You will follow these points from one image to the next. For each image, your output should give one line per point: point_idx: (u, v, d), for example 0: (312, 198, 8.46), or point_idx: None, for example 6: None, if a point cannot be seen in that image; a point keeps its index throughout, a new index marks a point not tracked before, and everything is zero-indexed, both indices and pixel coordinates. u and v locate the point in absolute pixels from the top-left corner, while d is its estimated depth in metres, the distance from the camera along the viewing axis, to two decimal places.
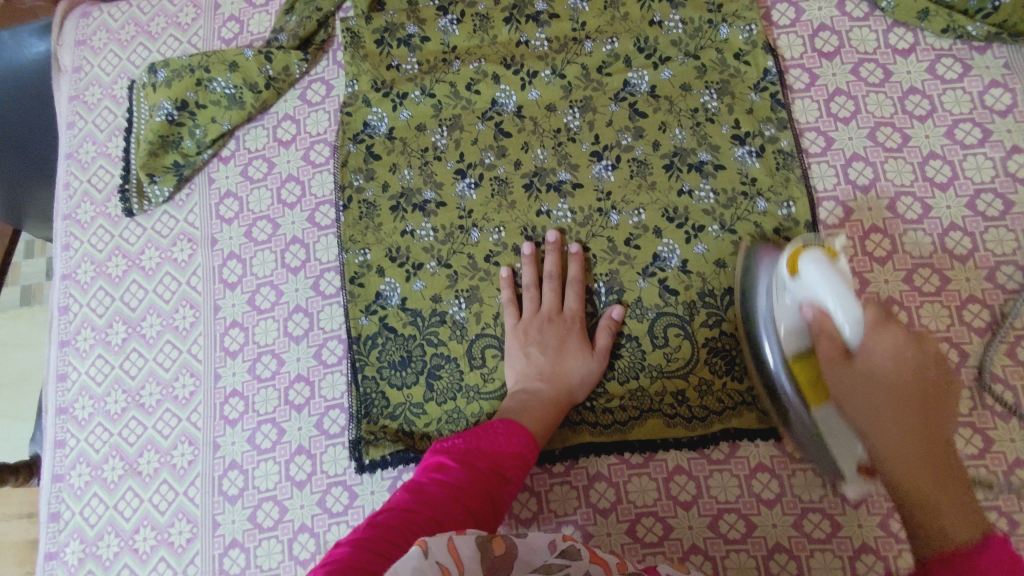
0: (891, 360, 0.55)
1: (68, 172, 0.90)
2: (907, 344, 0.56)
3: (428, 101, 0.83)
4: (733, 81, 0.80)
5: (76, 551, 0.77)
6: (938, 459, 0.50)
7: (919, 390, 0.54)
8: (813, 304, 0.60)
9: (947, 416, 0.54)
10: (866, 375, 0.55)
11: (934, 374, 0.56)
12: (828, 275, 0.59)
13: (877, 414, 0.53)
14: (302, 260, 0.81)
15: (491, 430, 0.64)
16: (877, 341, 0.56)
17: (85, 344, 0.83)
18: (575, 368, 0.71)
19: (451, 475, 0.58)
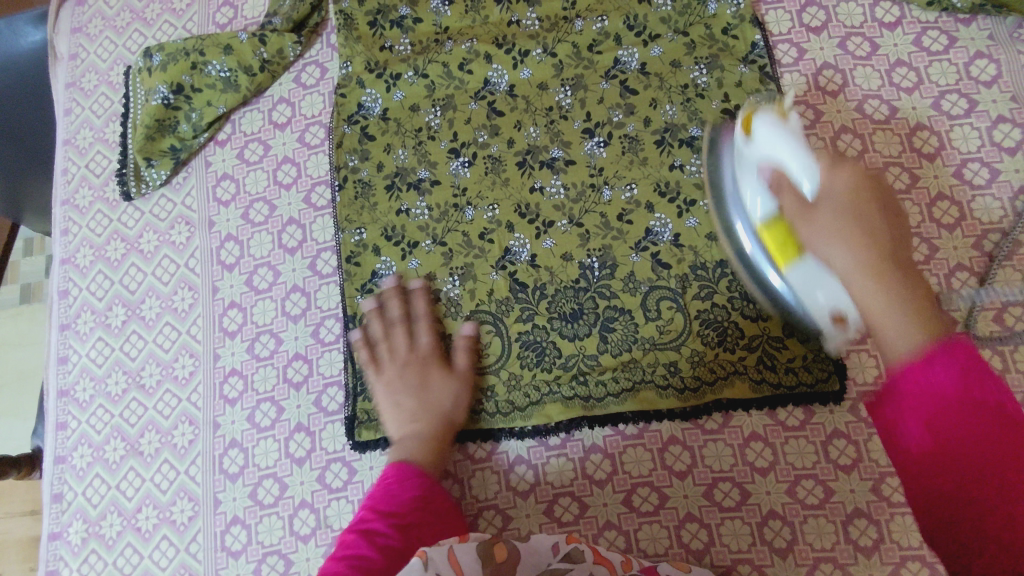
0: (847, 187, 0.55)
1: (66, 158, 0.90)
2: (864, 177, 0.56)
3: (421, 81, 0.84)
4: (722, 57, 0.80)
5: (79, 531, 0.77)
6: (910, 279, 0.50)
7: (879, 217, 0.54)
8: (771, 161, 0.60)
9: (906, 241, 0.55)
10: (828, 199, 0.55)
11: (891, 209, 0.56)
12: (778, 132, 0.60)
13: (836, 238, 0.53)
14: (298, 240, 0.82)
15: (384, 488, 0.64)
16: (836, 177, 0.56)
17: (85, 327, 0.84)
18: (441, 394, 0.73)
19: (359, 539, 0.57)
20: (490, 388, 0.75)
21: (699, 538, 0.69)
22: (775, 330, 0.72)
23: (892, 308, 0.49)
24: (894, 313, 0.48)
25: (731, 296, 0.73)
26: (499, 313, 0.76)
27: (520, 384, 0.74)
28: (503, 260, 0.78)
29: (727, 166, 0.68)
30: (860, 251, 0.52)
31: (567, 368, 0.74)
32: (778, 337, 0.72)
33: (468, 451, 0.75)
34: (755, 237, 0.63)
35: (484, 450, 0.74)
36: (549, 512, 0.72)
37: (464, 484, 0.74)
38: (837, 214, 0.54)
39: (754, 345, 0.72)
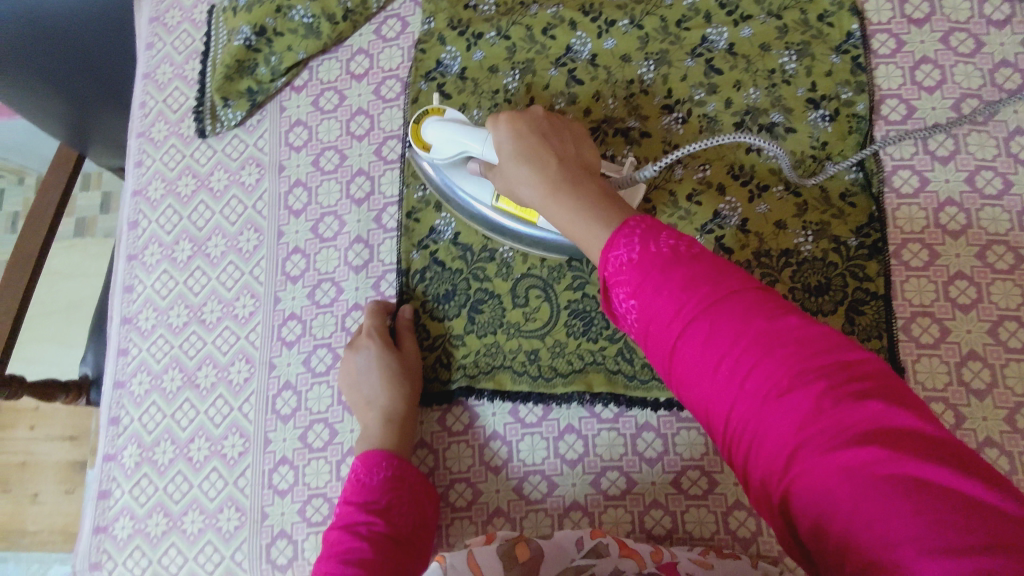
0: (511, 139, 0.57)
1: (144, 91, 0.91)
2: (519, 117, 0.59)
3: (502, 43, 0.83)
4: (814, 44, 0.78)
5: (133, 454, 0.80)
6: (583, 184, 0.54)
7: (571, 163, 0.56)
8: (465, 158, 0.65)
9: (576, 146, 0.59)
10: (506, 163, 0.58)
11: (562, 135, 0.59)
12: (446, 126, 0.65)
13: (578, 220, 0.51)
14: (366, 192, 0.83)
15: (355, 480, 0.67)
16: (500, 134, 0.58)
17: (151, 259, 0.86)
18: (381, 368, 0.72)
19: (347, 535, 0.62)
20: (534, 351, 0.74)
21: (746, 527, 0.69)
22: (834, 327, 0.71)
23: (591, 235, 0.50)
24: (582, 224, 0.51)
25: (793, 286, 0.72)
26: (550, 279, 0.75)
27: (564, 351, 0.74)
28: None
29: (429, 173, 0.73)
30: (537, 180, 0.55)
31: (613, 340, 0.73)
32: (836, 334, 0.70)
33: (518, 415, 0.74)
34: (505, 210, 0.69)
35: (535, 414, 0.74)
36: (595, 485, 0.72)
37: (511, 447, 0.74)
38: (516, 160, 0.56)
39: None
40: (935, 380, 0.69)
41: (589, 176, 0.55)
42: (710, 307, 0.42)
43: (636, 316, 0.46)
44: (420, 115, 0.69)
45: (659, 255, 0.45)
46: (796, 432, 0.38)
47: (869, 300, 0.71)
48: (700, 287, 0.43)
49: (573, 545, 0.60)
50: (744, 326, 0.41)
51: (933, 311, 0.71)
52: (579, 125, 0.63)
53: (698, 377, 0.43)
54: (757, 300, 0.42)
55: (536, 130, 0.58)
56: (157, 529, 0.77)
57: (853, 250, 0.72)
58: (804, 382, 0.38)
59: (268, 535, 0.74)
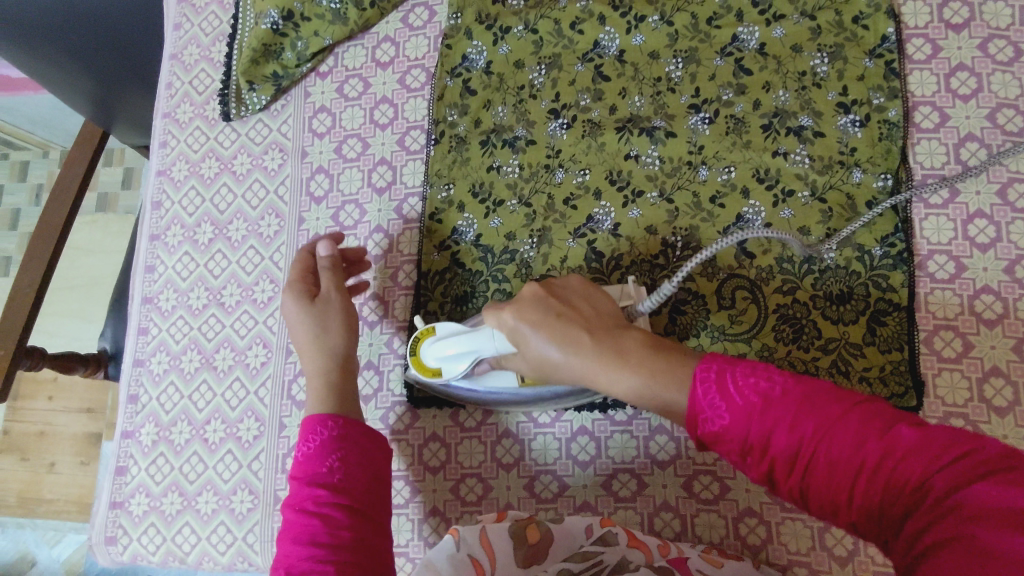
0: (519, 320, 0.56)
1: (171, 72, 0.92)
2: (520, 298, 0.57)
3: (530, 36, 0.82)
4: (848, 46, 0.77)
5: (150, 433, 0.81)
6: (621, 339, 0.52)
7: (593, 320, 0.55)
8: (474, 364, 0.64)
9: (586, 298, 0.58)
10: (534, 339, 0.55)
11: (569, 292, 0.58)
12: (439, 353, 0.65)
13: (635, 384, 0.50)
14: (388, 181, 0.82)
15: (302, 453, 0.61)
16: (507, 320, 0.57)
17: (173, 240, 0.86)
18: (300, 324, 0.70)
19: (301, 515, 0.56)
20: None
21: (756, 534, 0.68)
22: (854, 336, 0.70)
23: (652, 396, 0.49)
24: (639, 382, 0.50)
25: (815, 294, 0.71)
26: None
27: None
28: (584, 228, 0.76)
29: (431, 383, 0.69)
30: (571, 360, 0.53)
31: None
32: (856, 344, 0.70)
33: (531, 415, 0.74)
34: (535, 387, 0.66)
35: (548, 415, 0.74)
36: (606, 485, 0.72)
37: (523, 446, 0.74)
38: (538, 342, 0.55)
39: (829, 348, 0.70)
40: (955, 395, 0.68)
41: (619, 329, 0.54)
42: (821, 431, 0.41)
43: (752, 464, 0.45)
44: (413, 342, 0.69)
45: (749, 394, 0.44)
46: (924, 528, 0.36)
47: (891, 311, 0.70)
48: (805, 417, 0.42)
49: (582, 533, 0.61)
50: (857, 444, 0.40)
51: (956, 325, 0.70)
52: (577, 278, 0.61)
53: (835, 504, 0.41)
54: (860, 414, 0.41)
55: (549, 310, 0.56)
56: (172, 508, 0.78)
57: (877, 260, 0.71)
58: (928, 482, 0.37)
59: (280, 518, 0.75)
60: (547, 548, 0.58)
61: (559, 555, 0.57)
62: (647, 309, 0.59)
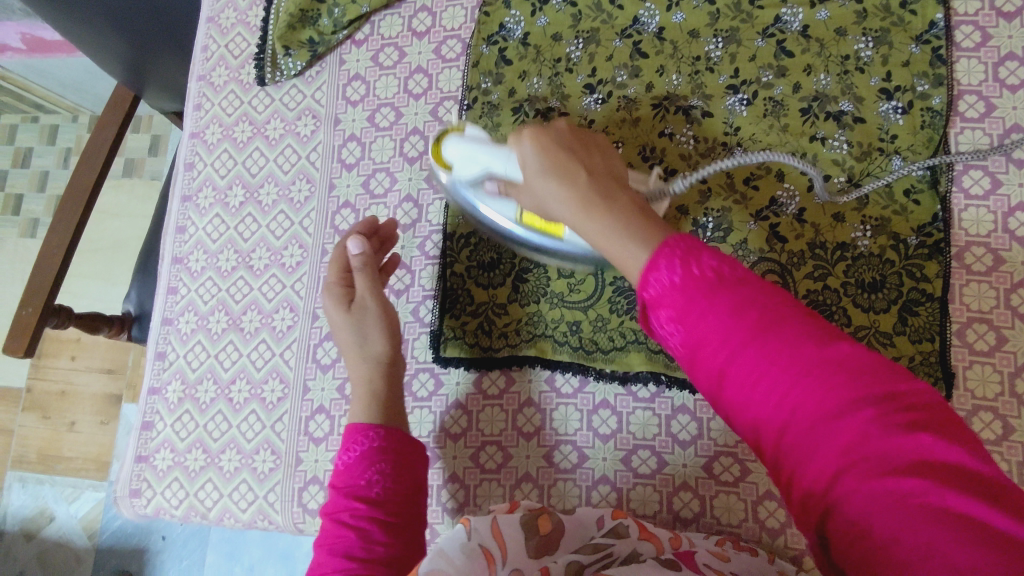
0: (532, 151, 0.54)
1: (207, 35, 0.92)
2: (543, 132, 0.56)
3: (568, 9, 0.81)
4: (894, 31, 0.75)
5: (177, 390, 0.82)
6: (621, 201, 0.49)
7: (604, 176, 0.52)
8: (485, 179, 0.65)
9: (603, 157, 0.56)
10: (530, 174, 0.54)
11: (591, 146, 0.56)
12: (467, 146, 0.65)
13: (619, 243, 0.46)
14: (420, 151, 0.82)
15: (344, 462, 0.65)
16: (522, 149, 0.55)
17: (205, 202, 0.87)
18: (342, 333, 0.72)
19: (340, 524, 0.61)
20: (575, 323, 0.74)
21: (775, 517, 0.68)
22: (885, 325, 0.69)
23: (625, 255, 0.46)
24: (628, 244, 0.46)
25: (846, 281, 0.70)
26: None
27: (606, 327, 0.73)
28: None
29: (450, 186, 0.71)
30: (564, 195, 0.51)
31: None
32: (886, 333, 0.69)
33: (554, 384, 0.74)
34: (535, 228, 0.68)
35: (571, 386, 0.74)
36: (626, 461, 0.72)
37: (545, 414, 0.74)
38: (540, 175, 0.53)
39: (859, 337, 0.69)
40: (986, 390, 0.67)
41: (620, 191, 0.51)
42: (766, 331, 0.39)
43: (673, 337, 0.43)
44: (440, 132, 0.70)
45: (705, 275, 0.42)
46: (850, 454, 0.36)
47: (924, 301, 0.69)
48: (753, 310, 0.40)
49: (593, 524, 0.60)
50: (799, 349, 0.38)
51: (991, 318, 0.69)
52: (605, 139, 0.60)
53: (748, 400, 0.39)
54: (812, 324, 0.40)
55: (563, 143, 0.55)
56: (195, 464, 0.79)
57: (912, 249, 0.70)
58: (860, 408, 0.36)
59: (301, 479, 0.76)
60: (558, 538, 0.55)
61: (569, 547, 0.56)
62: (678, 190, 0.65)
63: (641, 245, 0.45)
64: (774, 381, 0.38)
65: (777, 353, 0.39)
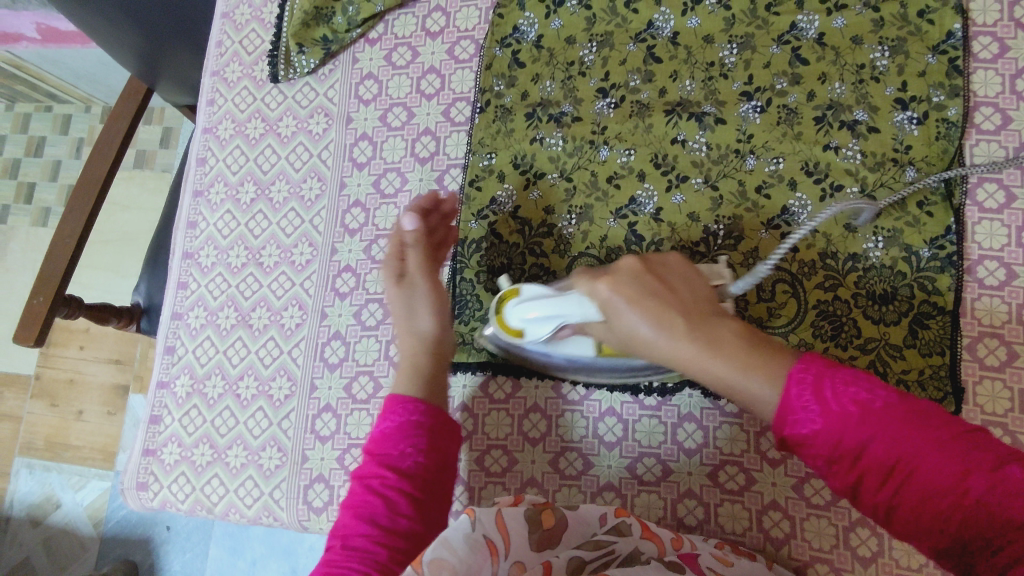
0: (619, 294, 0.53)
1: (222, 31, 0.92)
2: (615, 275, 0.54)
3: (583, 12, 0.81)
4: (911, 41, 0.74)
5: (185, 384, 0.82)
6: (730, 329, 0.50)
7: (696, 307, 0.51)
8: (557, 332, 0.62)
9: (685, 277, 0.55)
10: (615, 313, 0.53)
11: (670, 270, 0.55)
12: (528, 302, 0.63)
13: (745, 383, 0.47)
14: (431, 152, 0.82)
15: (382, 429, 0.63)
16: (600, 292, 0.54)
17: (216, 198, 0.87)
18: (394, 309, 0.71)
19: (365, 489, 0.59)
20: None
21: (780, 528, 0.68)
22: (895, 338, 0.69)
23: (755, 395, 0.46)
24: (750, 378, 0.46)
25: (857, 292, 0.70)
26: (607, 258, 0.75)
27: None
28: (626, 209, 0.76)
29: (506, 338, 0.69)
30: (669, 341, 0.50)
31: None
32: (896, 346, 0.68)
33: (561, 391, 0.75)
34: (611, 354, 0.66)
35: (577, 393, 0.74)
36: (631, 468, 0.72)
37: (551, 420, 0.74)
38: (633, 314, 0.52)
39: (868, 349, 0.69)
40: (995, 405, 0.67)
41: (718, 317, 0.51)
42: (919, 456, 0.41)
43: (837, 475, 0.44)
44: (497, 300, 0.67)
45: (846, 406, 0.43)
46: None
47: (935, 315, 0.69)
48: (907, 434, 0.42)
49: (595, 520, 0.59)
50: (960, 470, 0.40)
51: (1002, 333, 0.69)
52: (675, 257, 0.58)
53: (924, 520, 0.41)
54: (954, 432, 0.41)
55: (642, 285, 0.53)
56: (202, 459, 0.80)
57: (923, 261, 0.70)
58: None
59: (307, 477, 0.76)
60: (561, 532, 0.55)
61: (572, 541, 0.55)
62: (737, 290, 0.58)
63: (761, 378, 0.46)
64: (942, 504, 0.40)
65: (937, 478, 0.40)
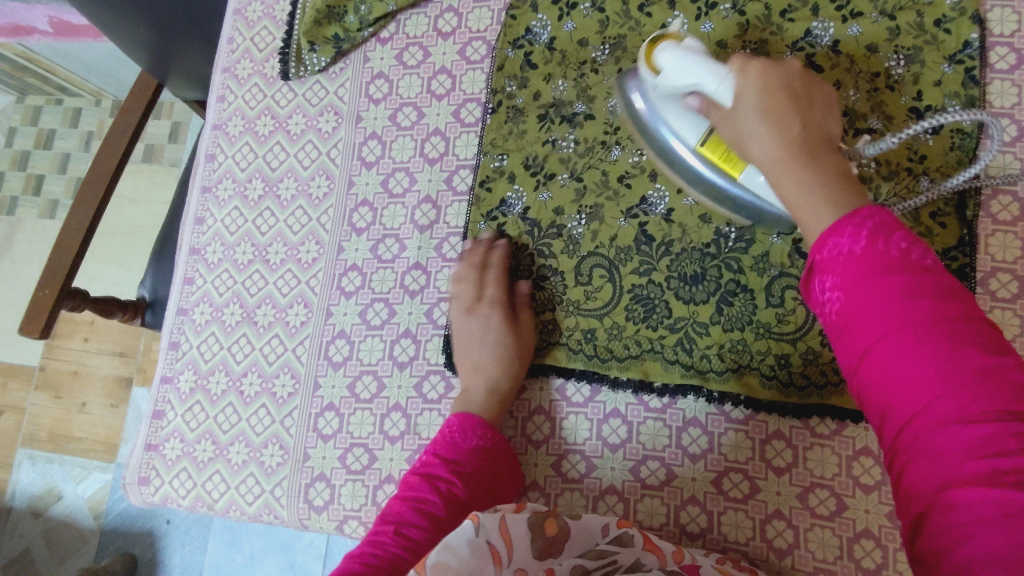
0: (755, 88, 0.58)
1: (234, 27, 0.92)
2: (772, 65, 0.59)
3: (596, 15, 0.81)
4: (927, 50, 0.74)
5: (188, 380, 0.82)
6: (821, 155, 0.55)
7: (813, 131, 0.56)
8: (689, 93, 0.62)
9: (827, 108, 0.59)
10: (743, 110, 0.58)
11: (817, 97, 0.59)
12: (684, 55, 0.60)
13: (800, 195, 0.53)
14: (440, 152, 0.82)
15: (447, 435, 0.68)
16: (744, 77, 0.58)
17: (224, 194, 0.87)
18: (500, 347, 0.72)
19: (426, 484, 0.62)
20: (590, 330, 0.73)
21: (783, 538, 0.67)
22: None
23: (812, 207, 0.51)
24: (808, 196, 0.52)
25: None
26: (616, 260, 0.74)
27: (621, 335, 0.73)
28: (636, 209, 0.75)
29: (641, 93, 0.69)
30: (770, 140, 0.56)
31: (673, 330, 0.72)
32: None
33: (565, 392, 0.74)
34: (712, 159, 0.65)
35: (582, 394, 0.74)
36: (634, 472, 0.71)
37: (555, 422, 0.74)
38: (755, 114, 0.57)
39: None
40: None
41: (828, 149, 0.56)
42: (925, 327, 0.41)
43: (836, 305, 0.47)
44: (656, 35, 0.64)
45: (886, 254, 0.45)
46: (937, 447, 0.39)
47: None
48: (935, 312, 0.42)
49: (598, 530, 0.58)
50: (959, 354, 0.40)
51: (1014, 346, 0.68)
52: (832, 94, 0.61)
53: (888, 396, 0.42)
54: (974, 329, 0.41)
55: (779, 98, 0.57)
56: (204, 455, 0.79)
57: None
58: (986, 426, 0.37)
59: (308, 476, 0.76)
60: (563, 541, 0.54)
61: (574, 551, 0.54)
62: (869, 152, 0.67)
63: (826, 212, 0.50)
64: (912, 372, 0.41)
65: (935, 352, 0.40)
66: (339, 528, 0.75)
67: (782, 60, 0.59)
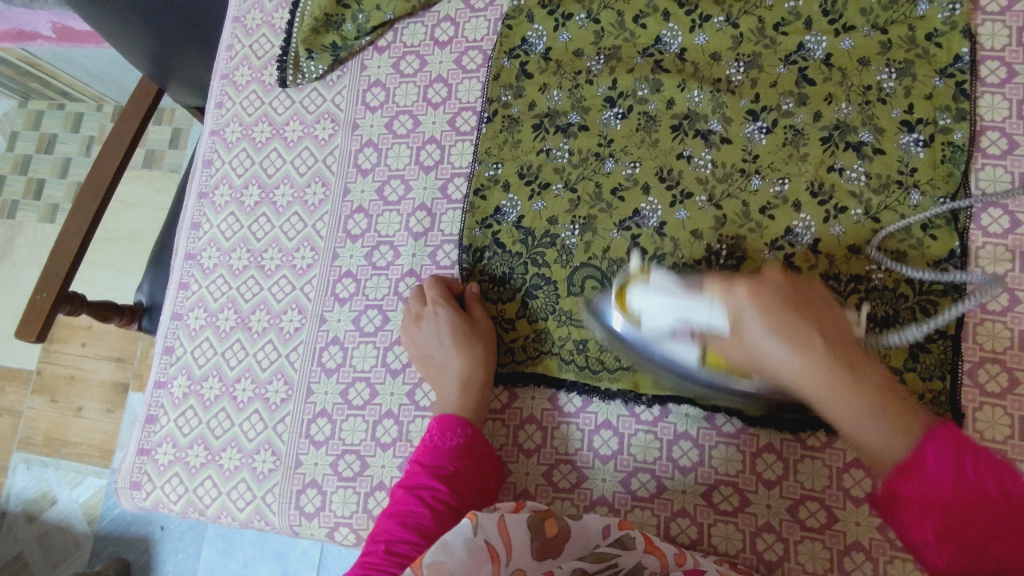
0: (754, 304, 0.55)
1: (233, 35, 0.93)
2: (757, 288, 0.56)
3: (591, 26, 0.81)
4: (918, 63, 0.74)
5: (182, 385, 0.82)
6: (859, 367, 0.53)
7: (840, 355, 0.52)
8: (676, 327, 0.62)
9: (828, 311, 0.57)
10: (750, 330, 0.55)
11: (819, 307, 0.56)
12: (647, 289, 0.65)
13: (856, 418, 0.51)
14: (436, 160, 0.83)
15: (428, 441, 0.68)
16: (736, 298, 0.56)
17: (221, 200, 0.88)
18: (458, 339, 0.73)
19: (410, 496, 0.62)
20: (582, 341, 0.74)
21: (773, 550, 0.67)
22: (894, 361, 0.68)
23: (862, 424, 0.51)
24: (862, 416, 0.51)
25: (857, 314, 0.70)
26: (609, 272, 0.74)
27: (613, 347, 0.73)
28: (629, 221, 0.75)
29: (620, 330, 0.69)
30: (799, 367, 0.52)
31: None
32: (896, 369, 0.68)
33: (557, 402, 0.74)
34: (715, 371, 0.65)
35: (574, 405, 0.74)
36: (625, 483, 0.71)
37: (546, 432, 0.74)
38: (760, 322, 0.54)
39: None
40: (995, 432, 0.66)
41: (863, 356, 0.54)
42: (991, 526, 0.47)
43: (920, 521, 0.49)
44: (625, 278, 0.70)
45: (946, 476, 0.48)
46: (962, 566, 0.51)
47: (935, 338, 0.68)
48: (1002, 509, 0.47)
49: (598, 533, 0.57)
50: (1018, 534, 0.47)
51: (1005, 359, 0.68)
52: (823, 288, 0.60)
53: None
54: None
55: (783, 297, 0.55)
56: (196, 461, 0.79)
57: (926, 285, 0.69)
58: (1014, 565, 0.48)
59: (299, 482, 0.76)
60: (563, 542, 0.54)
61: (574, 553, 0.55)
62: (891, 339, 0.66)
63: (879, 423, 0.51)
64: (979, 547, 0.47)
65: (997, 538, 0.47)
66: (330, 535, 0.75)
67: (763, 276, 0.57)
